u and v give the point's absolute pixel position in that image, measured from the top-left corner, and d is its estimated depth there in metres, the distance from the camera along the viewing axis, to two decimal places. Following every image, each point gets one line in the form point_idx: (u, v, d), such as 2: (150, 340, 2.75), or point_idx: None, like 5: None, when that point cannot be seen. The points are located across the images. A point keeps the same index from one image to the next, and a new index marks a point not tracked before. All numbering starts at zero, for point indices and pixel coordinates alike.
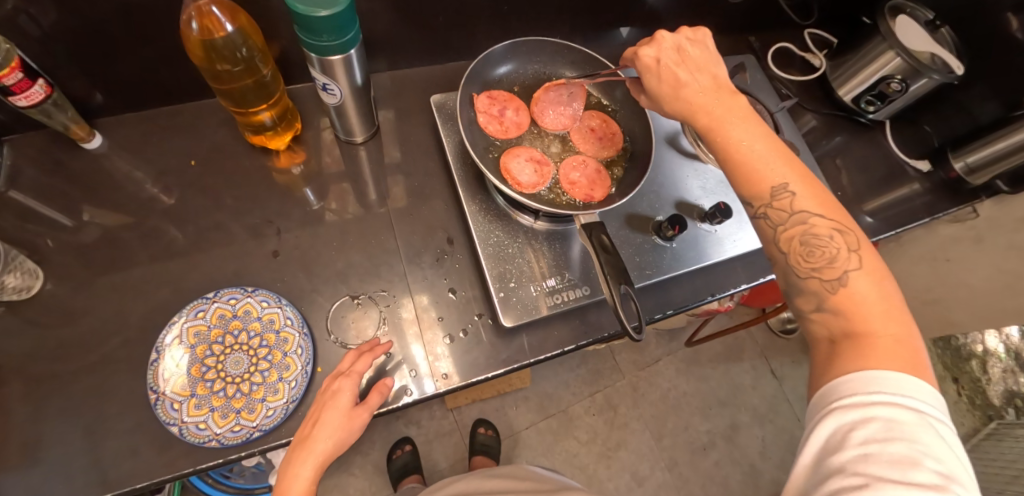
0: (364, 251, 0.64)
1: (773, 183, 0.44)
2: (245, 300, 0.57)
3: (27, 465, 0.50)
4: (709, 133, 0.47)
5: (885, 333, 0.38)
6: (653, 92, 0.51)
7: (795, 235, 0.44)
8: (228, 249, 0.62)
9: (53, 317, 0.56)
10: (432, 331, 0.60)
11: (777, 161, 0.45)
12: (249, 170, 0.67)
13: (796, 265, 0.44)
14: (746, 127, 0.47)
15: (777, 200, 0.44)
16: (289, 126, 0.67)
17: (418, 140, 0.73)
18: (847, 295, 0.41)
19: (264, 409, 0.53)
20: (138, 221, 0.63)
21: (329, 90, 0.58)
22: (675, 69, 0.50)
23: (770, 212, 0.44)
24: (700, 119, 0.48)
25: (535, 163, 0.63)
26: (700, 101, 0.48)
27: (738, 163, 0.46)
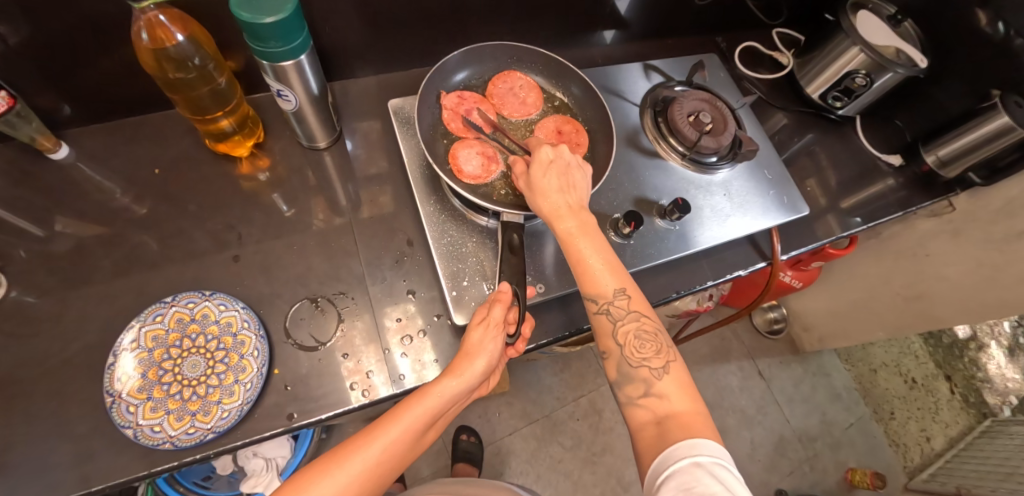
0: (323, 254, 0.65)
1: (612, 287, 0.51)
2: (204, 304, 0.58)
3: None
4: (566, 242, 0.52)
5: (693, 410, 0.47)
6: (535, 184, 0.54)
7: (630, 332, 0.51)
8: (190, 255, 0.63)
9: (15, 323, 0.57)
10: (416, 339, 0.61)
11: (614, 274, 0.52)
12: (212, 177, 0.68)
13: (629, 356, 0.50)
14: (592, 242, 0.53)
15: (618, 301, 0.51)
16: (251, 134, 0.68)
17: (380, 145, 0.74)
18: (666, 386, 0.48)
19: (219, 411, 0.53)
20: (101, 229, 0.64)
21: (284, 97, 0.58)
22: (553, 180, 0.54)
23: (613, 309, 0.51)
24: (562, 224, 0.53)
25: (483, 159, 0.62)
26: (561, 209, 0.53)
27: (590, 271, 0.51)
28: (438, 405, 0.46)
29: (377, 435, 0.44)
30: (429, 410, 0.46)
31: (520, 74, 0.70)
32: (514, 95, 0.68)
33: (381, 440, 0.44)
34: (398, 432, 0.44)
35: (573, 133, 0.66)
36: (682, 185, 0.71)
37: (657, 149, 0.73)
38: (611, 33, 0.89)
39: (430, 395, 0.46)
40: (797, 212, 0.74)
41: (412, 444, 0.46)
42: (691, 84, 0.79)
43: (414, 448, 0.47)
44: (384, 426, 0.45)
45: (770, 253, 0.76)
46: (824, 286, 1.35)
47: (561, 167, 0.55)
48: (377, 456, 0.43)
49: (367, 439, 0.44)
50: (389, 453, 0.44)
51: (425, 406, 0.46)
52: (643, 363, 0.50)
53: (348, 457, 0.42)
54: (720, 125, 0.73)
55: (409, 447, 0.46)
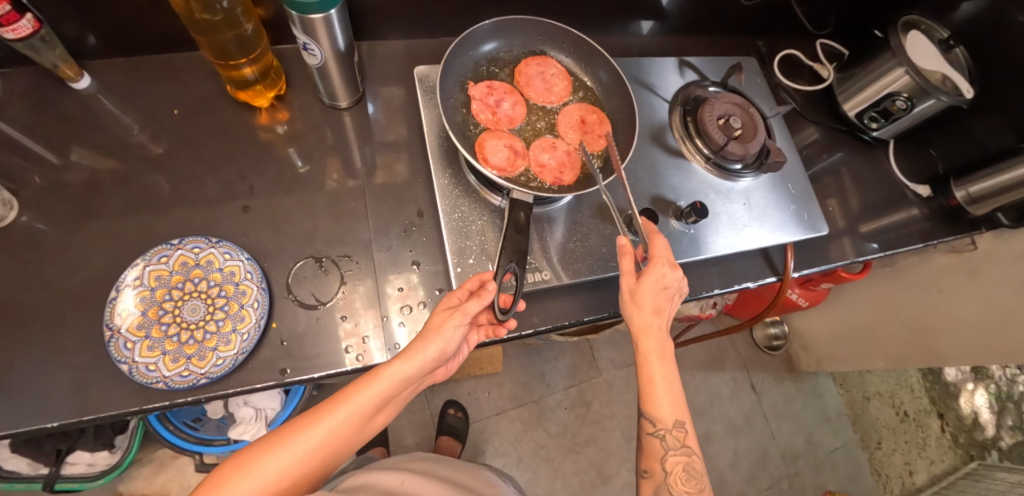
0: (332, 215, 0.65)
1: (672, 416, 0.51)
2: (209, 251, 0.58)
3: None
4: (641, 358, 0.52)
5: None
6: (640, 297, 0.52)
7: (679, 463, 0.51)
8: (200, 200, 0.63)
9: (25, 248, 0.58)
10: (415, 310, 0.61)
11: (679, 402, 0.52)
12: (229, 124, 0.68)
13: (671, 485, 0.51)
14: (666, 365, 0.52)
15: (677, 430, 0.51)
16: (273, 85, 0.67)
17: (401, 112, 0.73)
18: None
19: (214, 358, 0.54)
20: (115, 164, 0.64)
21: (310, 50, 0.57)
22: (651, 300, 0.52)
23: (668, 438, 0.51)
24: (645, 341, 0.52)
25: (506, 157, 0.54)
26: (647, 324, 0.52)
27: (653, 393, 0.51)
28: (387, 390, 0.47)
29: (323, 416, 0.45)
30: (379, 394, 0.46)
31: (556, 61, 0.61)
32: (542, 79, 0.59)
33: (326, 422, 0.45)
34: (342, 416, 0.45)
35: (598, 124, 0.59)
36: (701, 188, 0.69)
37: (682, 150, 0.71)
38: (651, 24, 0.86)
39: (380, 379, 0.46)
40: (815, 231, 0.72)
41: (359, 427, 0.47)
42: (725, 87, 0.77)
43: (362, 431, 0.48)
44: (331, 408, 0.46)
45: (781, 268, 0.75)
46: (831, 310, 1.33)
47: (665, 293, 0.52)
48: (320, 438, 0.44)
49: (314, 419, 0.45)
50: (334, 440, 0.45)
51: (374, 391, 0.46)
52: None
53: (293, 437, 0.44)
54: (750, 132, 0.71)
55: (356, 429, 0.47)
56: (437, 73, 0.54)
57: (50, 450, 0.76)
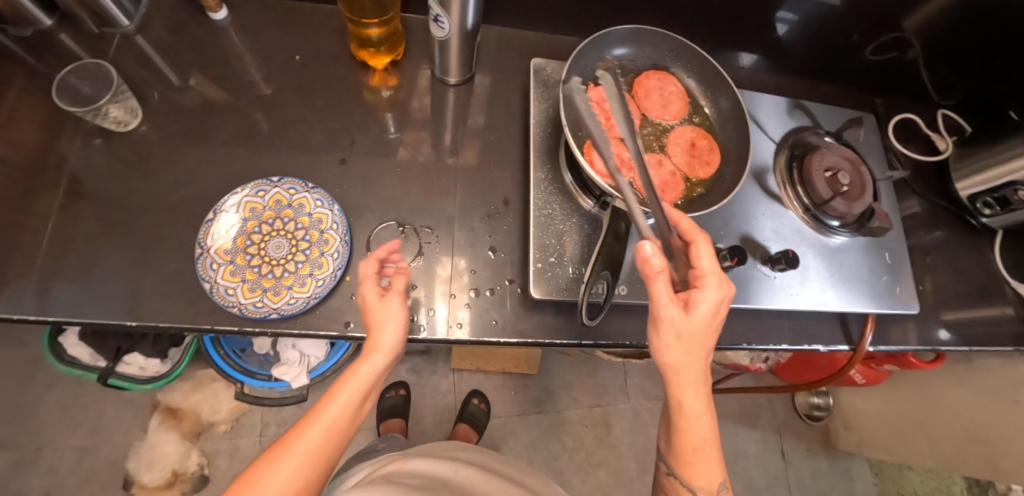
0: (421, 185, 0.65)
1: (716, 478, 0.48)
2: (303, 194, 0.60)
3: (84, 275, 0.56)
4: (681, 415, 0.46)
5: None
6: (690, 335, 0.44)
7: None
8: (302, 145, 0.65)
9: (144, 157, 0.62)
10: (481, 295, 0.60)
11: (716, 458, 0.47)
12: (342, 79, 0.70)
13: None
14: (708, 420, 0.46)
15: (720, 492, 0.48)
16: (393, 50, 0.68)
17: (507, 102, 0.70)
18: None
19: (287, 296, 0.56)
20: (233, 96, 0.67)
21: (439, 23, 0.58)
22: (698, 340, 0.44)
23: (699, 493, 0.48)
24: (690, 396, 0.45)
25: (614, 163, 0.53)
26: (691, 375, 0.45)
27: (696, 454, 0.46)
28: (368, 378, 0.49)
29: (318, 417, 0.46)
30: (362, 384, 0.49)
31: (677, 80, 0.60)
32: (660, 96, 0.58)
33: (321, 421, 0.46)
34: (337, 410, 0.47)
35: (707, 151, 0.57)
36: (793, 237, 0.66)
37: (781, 195, 0.68)
38: (750, 57, 0.83)
39: (358, 370, 0.49)
40: (905, 308, 0.68)
41: (355, 410, 0.48)
42: (839, 139, 0.73)
43: (356, 427, 0.49)
44: (321, 410, 0.47)
45: (857, 339, 0.71)
46: (886, 394, 1.25)
47: (717, 329, 0.45)
48: (320, 439, 0.46)
49: (309, 423, 0.46)
50: (333, 426, 0.47)
51: (361, 369, 0.49)
52: None
53: (295, 442, 0.45)
54: (856, 190, 0.66)
55: (353, 422, 0.49)
56: (566, 66, 0.54)
57: (109, 346, 0.81)
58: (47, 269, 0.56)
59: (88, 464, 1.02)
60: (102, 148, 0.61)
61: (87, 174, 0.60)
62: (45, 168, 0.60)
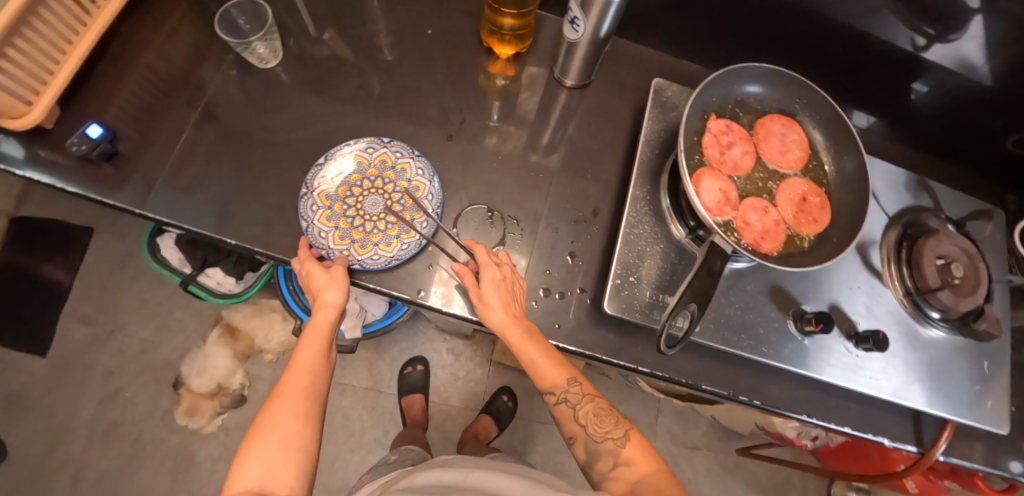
0: (517, 176, 0.63)
1: (565, 377, 0.53)
2: (406, 160, 0.61)
3: (201, 191, 0.61)
4: (516, 348, 0.53)
5: (657, 469, 0.50)
6: (489, 294, 0.52)
7: (589, 412, 0.53)
8: (411, 114, 0.67)
9: (275, 99, 0.67)
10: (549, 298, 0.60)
11: (556, 361, 0.53)
12: (462, 59, 0.71)
13: (592, 433, 0.53)
14: (537, 338, 0.53)
15: (573, 387, 0.53)
16: (519, 42, 0.67)
17: (617, 114, 0.67)
18: (632, 453, 0.51)
19: (372, 252, 0.57)
20: (360, 58, 0.71)
21: (575, 25, 0.58)
22: (489, 283, 0.53)
23: (569, 396, 0.53)
24: (510, 332, 0.52)
25: (720, 198, 0.51)
26: (505, 323, 0.53)
27: (537, 364, 0.52)
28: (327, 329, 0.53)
29: (294, 374, 0.49)
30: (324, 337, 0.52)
31: (801, 129, 0.57)
32: (781, 141, 0.55)
33: (296, 375, 0.49)
34: (309, 362, 0.50)
35: (816, 208, 0.54)
36: (886, 318, 0.62)
37: (883, 272, 0.64)
38: (866, 119, 0.77)
39: (313, 325, 0.53)
40: (995, 426, 0.61)
41: (322, 356, 0.52)
42: (960, 228, 0.67)
43: (329, 374, 0.52)
44: (292, 368, 0.50)
45: (929, 444, 0.65)
46: None
47: (506, 284, 0.54)
48: (302, 387, 0.48)
49: (287, 382, 0.49)
50: (308, 369, 0.50)
51: (317, 322, 0.53)
52: (608, 436, 0.52)
53: (281, 403, 0.47)
54: (968, 284, 0.62)
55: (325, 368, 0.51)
56: (694, 91, 0.52)
57: (197, 256, 0.87)
58: (172, 178, 0.61)
59: (149, 356, 1.12)
60: (241, 84, 0.67)
61: (221, 104, 0.66)
62: (192, 90, 0.66)
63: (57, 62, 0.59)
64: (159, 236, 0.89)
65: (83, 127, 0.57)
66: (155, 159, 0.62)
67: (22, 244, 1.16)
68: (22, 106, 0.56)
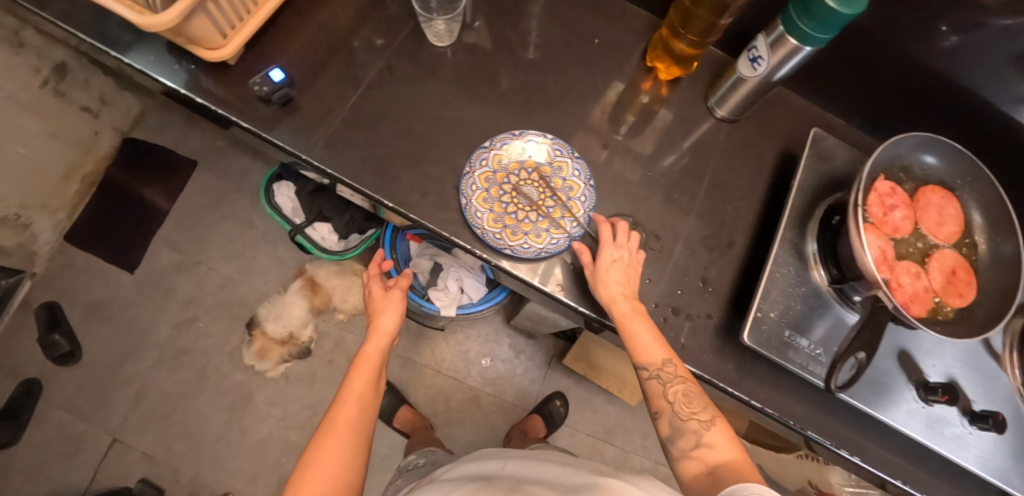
0: (663, 197, 0.65)
1: (661, 355, 0.52)
2: (565, 159, 0.62)
3: (361, 147, 0.62)
4: (621, 323, 0.53)
5: (744, 459, 0.46)
6: (607, 272, 0.55)
7: (677, 391, 0.50)
8: (567, 115, 0.67)
9: (440, 73, 0.67)
10: (678, 320, 0.61)
11: (655, 341, 0.52)
12: (623, 70, 0.71)
13: (678, 410, 0.50)
14: (643, 320, 0.54)
15: (665, 367, 0.51)
16: (684, 66, 0.67)
17: (763, 155, 0.69)
18: (717, 439, 0.47)
19: (522, 241, 0.58)
20: (523, 46, 0.70)
21: (756, 63, 0.59)
22: (609, 264, 0.55)
23: (661, 372, 0.51)
24: (618, 307, 0.54)
25: (882, 256, 0.52)
26: (616, 298, 0.54)
27: (637, 338, 0.52)
28: (376, 358, 0.56)
29: (344, 401, 0.51)
30: (372, 366, 0.55)
31: (960, 204, 0.57)
32: (940, 212, 0.56)
33: (346, 403, 0.50)
34: (357, 391, 0.52)
35: (966, 283, 0.55)
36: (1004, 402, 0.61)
37: (1003, 357, 0.61)
38: None
39: (366, 352, 0.56)
40: None
41: (371, 388, 0.53)
42: None
43: (375, 408, 0.53)
44: (344, 398, 0.51)
45: None
46: None
47: (625, 265, 0.56)
48: (348, 417, 0.49)
49: (337, 409, 0.50)
50: (356, 399, 0.51)
51: (369, 351, 0.56)
52: (693, 417, 0.49)
53: (333, 434, 0.47)
54: None
55: (371, 398, 0.53)
56: (877, 148, 0.52)
57: (314, 209, 0.92)
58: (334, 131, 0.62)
59: (227, 292, 1.16)
60: (405, 48, 0.67)
61: (392, 69, 0.66)
62: (362, 49, 0.67)
63: (257, 5, 0.62)
64: (278, 184, 0.93)
65: (268, 69, 0.61)
66: (321, 111, 0.63)
67: (132, 164, 1.23)
68: (219, 39, 0.60)
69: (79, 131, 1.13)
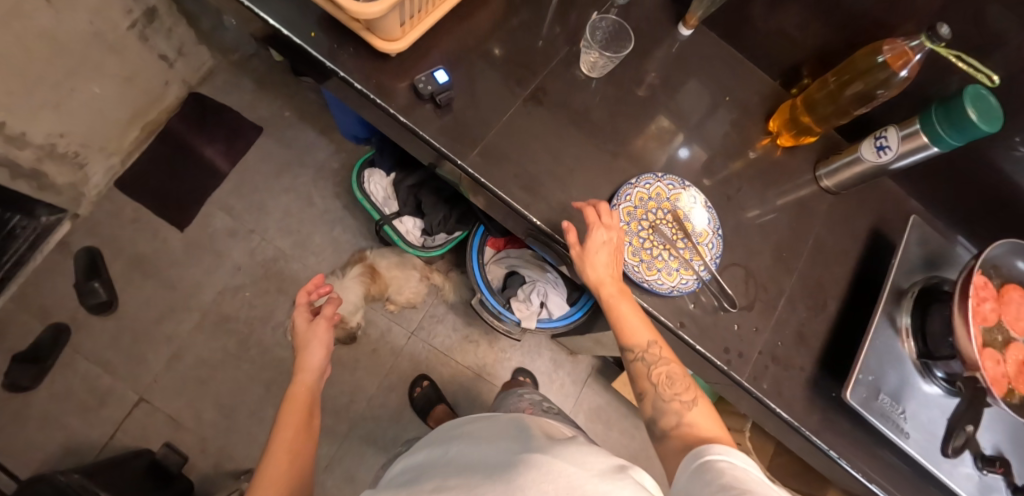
0: (769, 255, 0.71)
1: (647, 338, 0.55)
2: (697, 208, 0.67)
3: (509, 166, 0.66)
4: (608, 306, 0.57)
5: (724, 435, 0.47)
6: (597, 255, 0.58)
7: (663, 373, 0.53)
8: (692, 166, 0.73)
9: (583, 106, 0.71)
10: (775, 369, 0.66)
11: (641, 325, 0.56)
12: (743, 132, 0.76)
13: (663, 392, 0.52)
14: (631, 305, 0.57)
15: (649, 348, 0.54)
16: (802, 136, 0.74)
17: (856, 231, 0.75)
18: (698, 417, 0.49)
19: (657, 275, 0.63)
20: (658, 95, 0.75)
21: (881, 149, 0.66)
22: (599, 247, 0.58)
23: (647, 354, 0.54)
24: (606, 290, 0.57)
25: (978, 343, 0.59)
26: (604, 281, 0.58)
27: (625, 321, 0.56)
28: (305, 393, 0.63)
29: (275, 437, 0.57)
30: (302, 401, 0.62)
31: None
32: (1019, 309, 0.64)
33: (276, 436, 0.57)
34: (286, 424, 0.58)
35: None
36: None
37: None
38: None
39: (293, 391, 0.62)
40: None
41: (305, 417, 0.60)
42: None
43: (308, 433, 0.60)
44: (277, 432, 0.57)
45: None
46: None
47: (610, 247, 0.59)
48: (276, 452, 0.55)
49: (272, 444, 0.56)
50: (291, 427, 0.58)
51: (298, 389, 0.63)
52: (676, 397, 0.51)
53: (262, 473, 0.53)
54: None
55: (303, 425, 0.59)
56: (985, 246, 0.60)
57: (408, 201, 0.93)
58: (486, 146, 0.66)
59: (277, 266, 1.15)
60: (554, 79, 0.71)
61: (543, 93, 0.70)
62: (518, 69, 0.70)
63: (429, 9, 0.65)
64: (372, 170, 0.95)
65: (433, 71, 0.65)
66: (477, 123, 0.67)
67: (195, 120, 1.20)
68: (394, 35, 0.62)
69: (152, 78, 1.10)
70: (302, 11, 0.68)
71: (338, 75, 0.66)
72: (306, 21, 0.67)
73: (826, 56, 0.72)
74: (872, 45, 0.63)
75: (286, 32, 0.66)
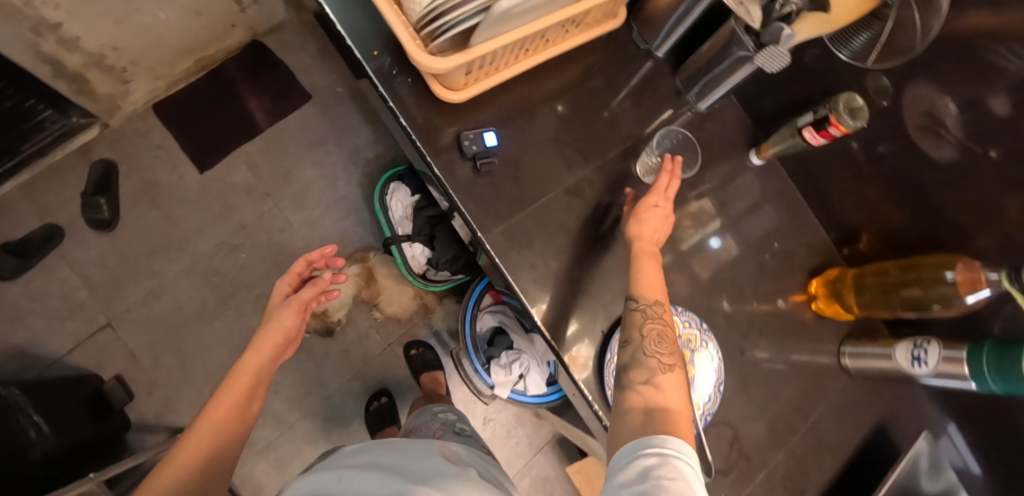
0: (762, 425, 0.66)
1: (657, 294, 0.53)
2: (705, 354, 0.64)
3: (528, 248, 0.62)
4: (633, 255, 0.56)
5: (686, 412, 0.43)
6: (642, 210, 0.58)
7: (654, 329, 0.51)
8: (712, 305, 0.68)
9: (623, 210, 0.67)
10: None
11: (657, 281, 0.54)
12: (777, 285, 0.72)
13: (645, 347, 0.49)
14: (655, 265, 0.56)
15: (656, 302, 0.52)
16: (845, 310, 0.69)
17: (863, 426, 0.70)
18: (668, 383, 0.46)
19: None
20: (700, 220, 0.71)
21: (917, 361, 0.61)
22: (650, 204, 0.59)
23: (648, 306, 0.52)
24: (641, 244, 0.57)
25: None
26: (642, 231, 0.57)
27: (642, 272, 0.54)
28: (253, 374, 0.55)
29: (202, 416, 0.49)
30: (244, 381, 0.53)
31: None
32: None
33: (202, 416, 0.49)
34: (215, 403, 0.50)
35: None
36: None
37: None
38: None
39: (237, 369, 0.54)
40: None
41: (243, 397, 0.52)
42: None
43: (244, 418, 0.51)
44: (207, 410, 0.49)
45: None
46: None
47: (659, 210, 0.59)
48: (193, 436, 0.46)
49: (194, 425, 0.48)
50: (223, 407, 0.50)
51: (243, 366, 0.55)
52: (656, 357, 0.49)
53: (171, 454, 0.45)
54: None
55: (240, 407, 0.51)
56: None
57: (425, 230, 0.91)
58: (511, 222, 0.63)
59: (280, 239, 1.13)
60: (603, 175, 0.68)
61: (587, 186, 0.66)
62: (569, 155, 0.67)
63: (501, 68, 0.63)
64: (397, 185, 0.94)
65: (483, 132, 0.63)
66: (508, 198, 0.64)
67: (250, 68, 1.18)
68: (456, 87, 0.61)
69: (220, 18, 1.08)
70: (377, 29, 0.66)
71: (387, 104, 0.65)
72: (375, 38, 0.66)
73: (890, 238, 0.67)
74: (945, 256, 0.57)
75: (350, 43, 0.65)
